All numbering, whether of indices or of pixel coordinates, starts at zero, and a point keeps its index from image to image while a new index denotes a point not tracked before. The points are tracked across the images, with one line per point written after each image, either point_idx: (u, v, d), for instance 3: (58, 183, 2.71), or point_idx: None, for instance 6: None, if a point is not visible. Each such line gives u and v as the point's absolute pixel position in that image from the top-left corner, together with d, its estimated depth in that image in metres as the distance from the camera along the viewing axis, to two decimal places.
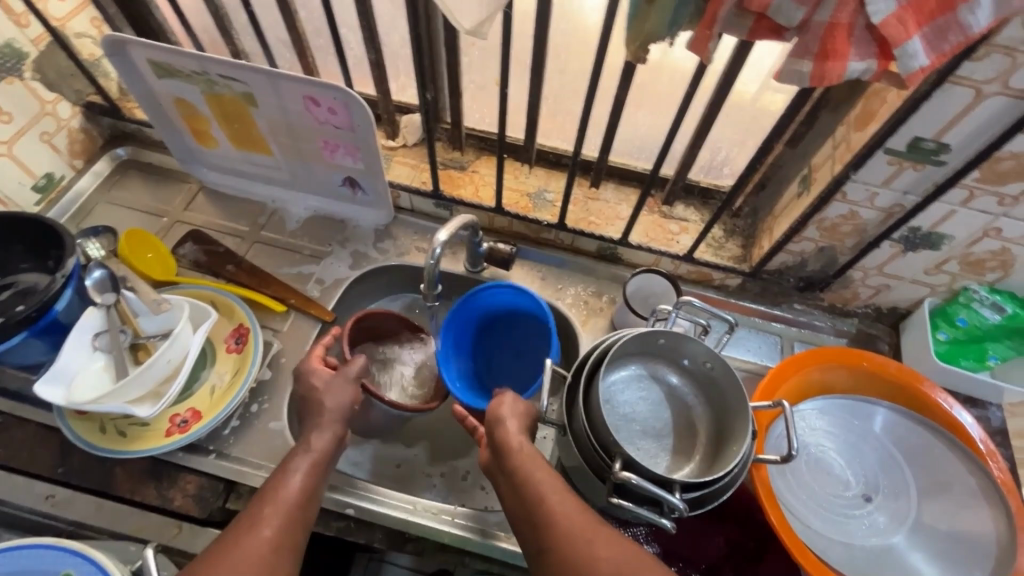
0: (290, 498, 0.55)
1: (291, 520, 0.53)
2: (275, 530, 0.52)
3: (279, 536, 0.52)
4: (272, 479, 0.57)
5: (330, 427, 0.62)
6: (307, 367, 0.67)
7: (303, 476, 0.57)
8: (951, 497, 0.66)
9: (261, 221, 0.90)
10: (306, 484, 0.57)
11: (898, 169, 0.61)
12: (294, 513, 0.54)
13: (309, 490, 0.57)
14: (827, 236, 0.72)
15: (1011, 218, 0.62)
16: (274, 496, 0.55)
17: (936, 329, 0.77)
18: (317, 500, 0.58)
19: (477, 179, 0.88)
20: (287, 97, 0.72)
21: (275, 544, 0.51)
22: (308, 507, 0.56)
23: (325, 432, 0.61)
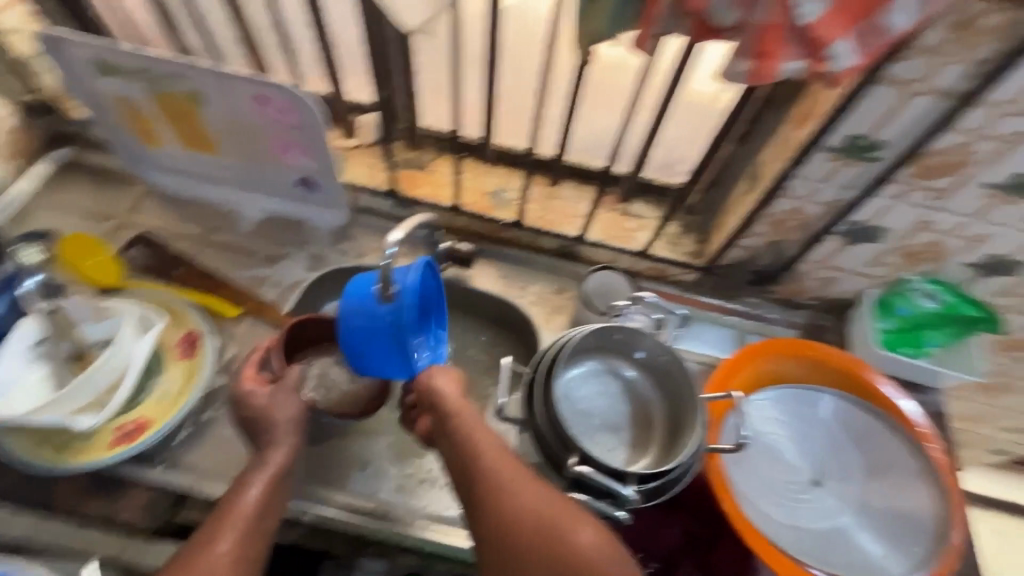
0: (248, 512, 0.55)
1: (249, 536, 0.54)
2: (232, 545, 0.53)
3: (238, 551, 0.53)
4: (229, 492, 0.57)
5: (285, 441, 0.61)
6: (243, 392, 0.63)
7: (261, 490, 0.57)
8: (893, 478, 0.70)
9: (214, 223, 0.88)
10: (263, 496, 0.57)
11: (837, 165, 0.63)
12: (253, 528, 0.55)
13: (269, 501, 0.58)
14: (775, 231, 0.75)
15: (943, 211, 0.66)
16: (230, 513, 0.55)
17: (880, 318, 0.80)
18: (275, 513, 0.58)
19: (435, 179, 0.88)
20: (234, 95, 0.71)
21: (234, 558, 0.52)
22: (266, 521, 0.57)
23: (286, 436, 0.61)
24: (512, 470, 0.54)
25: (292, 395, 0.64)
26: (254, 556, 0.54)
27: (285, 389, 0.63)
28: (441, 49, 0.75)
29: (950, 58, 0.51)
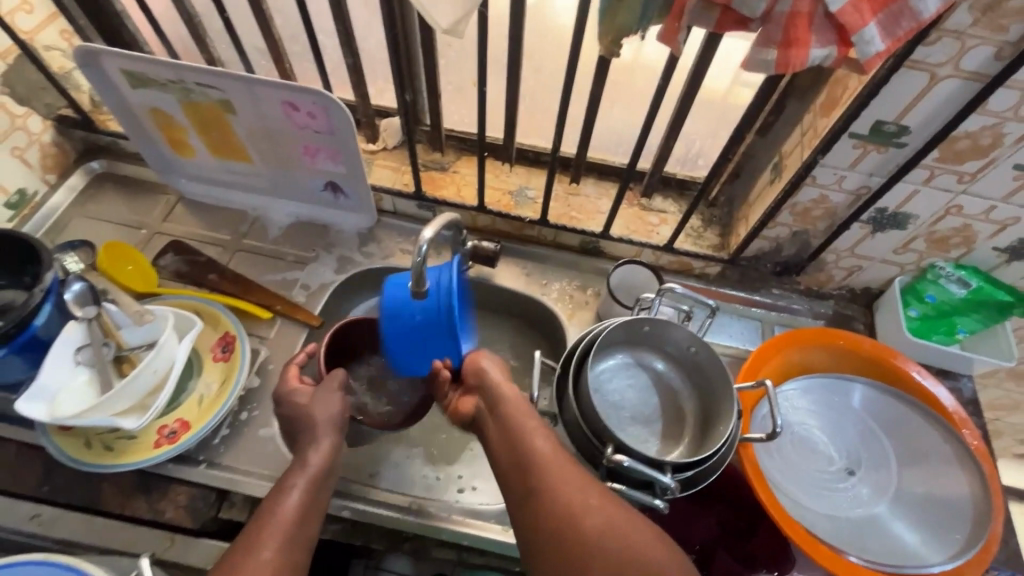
0: (289, 518, 0.57)
1: (290, 543, 0.55)
2: (274, 552, 0.54)
3: (279, 558, 0.54)
4: (270, 499, 0.59)
5: (325, 441, 0.64)
6: (286, 390, 0.68)
7: (300, 495, 0.59)
8: (928, 464, 0.69)
9: (243, 229, 0.90)
10: (303, 503, 0.59)
11: (863, 152, 0.63)
12: (294, 535, 0.56)
13: (309, 507, 0.59)
14: (800, 220, 0.75)
15: (972, 195, 0.65)
16: (271, 518, 0.56)
17: (907, 305, 0.80)
18: (316, 516, 0.60)
19: (458, 180, 0.90)
20: (265, 102, 0.72)
21: (275, 565, 0.53)
22: (306, 527, 0.58)
23: (330, 432, 0.64)
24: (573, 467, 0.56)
25: (334, 394, 0.68)
26: (296, 562, 0.55)
27: (325, 389, 0.67)
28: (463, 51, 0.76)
29: (977, 41, 0.51)
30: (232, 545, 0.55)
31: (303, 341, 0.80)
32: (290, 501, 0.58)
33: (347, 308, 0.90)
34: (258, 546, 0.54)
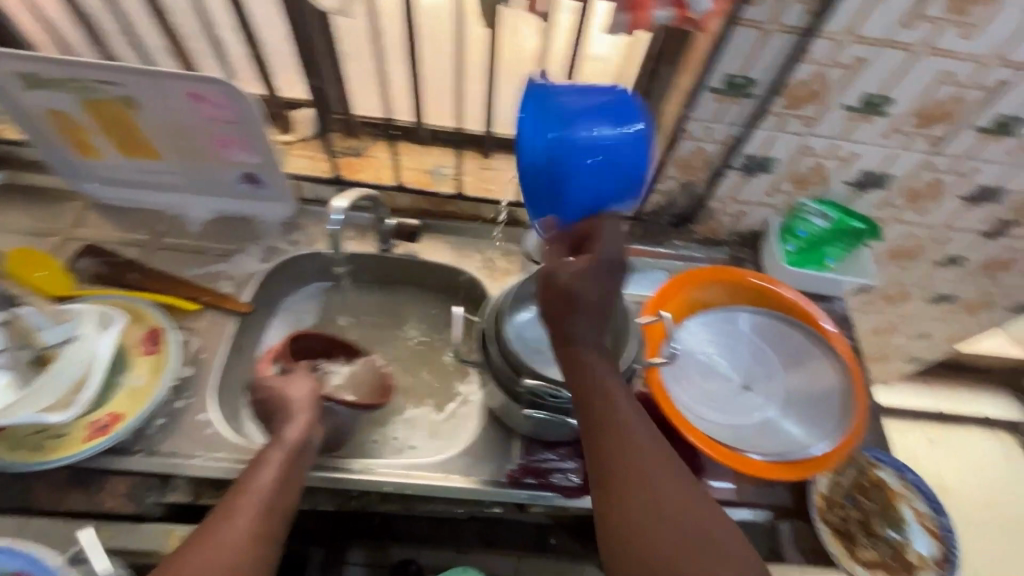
0: (268, 485, 0.57)
1: (271, 510, 0.56)
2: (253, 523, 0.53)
3: (257, 526, 0.53)
4: (247, 473, 0.59)
5: (300, 417, 0.65)
6: (260, 378, 0.71)
7: (278, 468, 0.59)
8: (808, 371, 0.79)
9: (162, 229, 0.90)
10: (280, 472, 0.59)
11: (723, 104, 0.73)
12: (272, 501, 0.56)
13: (285, 482, 0.59)
14: (684, 172, 0.84)
15: (817, 136, 0.77)
16: (247, 489, 0.56)
17: (784, 242, 0.91)
18: (295, 488, 0.60)
19: (374, 163, 0.94)
20: (170, 95, 0.74)
21: (251, 537, 0.52)
22: (281, 504, 0.57)
23: (312, 408, 0.67)
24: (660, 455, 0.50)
25: (306, 378, 0.71)
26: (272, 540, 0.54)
27: (299, 373, 0.70)
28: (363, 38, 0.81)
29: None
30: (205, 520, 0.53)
31: (233, 329, 0.82)
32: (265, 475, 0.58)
33: (279, 297, 0.92)
34: (236, 512, 0.54)
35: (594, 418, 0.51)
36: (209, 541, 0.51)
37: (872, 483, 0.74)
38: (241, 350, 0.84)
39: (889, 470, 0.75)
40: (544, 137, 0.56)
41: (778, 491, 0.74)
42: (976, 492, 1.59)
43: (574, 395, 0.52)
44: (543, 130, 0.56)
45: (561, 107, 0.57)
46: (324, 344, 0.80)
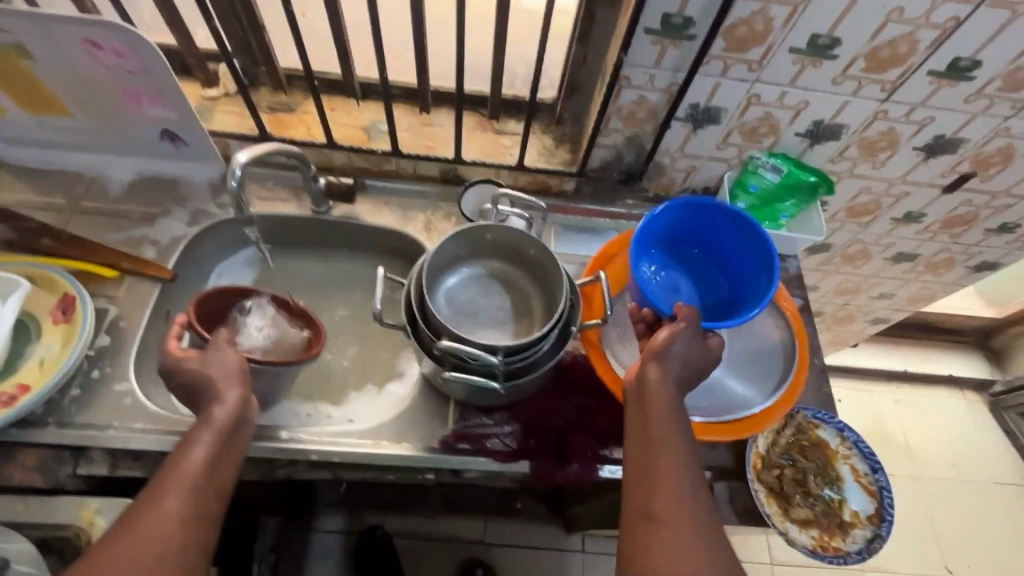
0: (195, 469, 0.53)
1: (198, 493, 0.53)
2: (179, 506, 0.51)
3: (185, 509, 0.51)
4: (177, 451, 0.55)
5: (229, 395, 0.58)
6: (170, 362, 0.60)
7: (208, 448, 0.55)
8: (751, 329, 0.78)
9: (80, 191, 0.84)
10: (213, 451, 0.55)
11: (662, 48, 0.68)
12: (199, 484, 0.53)
13: (220, 461, 0.56)
14: (629, 124, 0.80)
15: (764, 83, 0.72)
16: (175, 472, 0.53)
17: (736, 199, 0.87)
18: (229, 464, 0.57)
19: (307, 119, 0.88)
20: (63, 43, 0.68)
21: (178, 521, 0.51)
22: (215, 488, 0.55)
23: (236, 385, 0.59)
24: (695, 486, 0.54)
25: (228, 348, 0.61)
26: (203, 527, 0.52)
27: (215, 347, 0.60)
28: None
29: None
30: (138, 496, 0.52)
31: (156, 296, 0.78)
32: (196, 455, 0.54)
33: (209, 261, 0.88)
34: (162, 497, 0.51)
35: (645, 452, 0.55)
36: (135, 530, 0.49)
37: (811, 443, 0.75)
38: (167, 317, 0.80)
39: (831, 429, 0.75)
40: (658, 233, 0.75)
41: (719, 452, 0.72)
42: (939, 450, 1.61)
43: (645, 423, 0.56)
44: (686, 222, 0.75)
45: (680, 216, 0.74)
46: (229, 299, 0.72)
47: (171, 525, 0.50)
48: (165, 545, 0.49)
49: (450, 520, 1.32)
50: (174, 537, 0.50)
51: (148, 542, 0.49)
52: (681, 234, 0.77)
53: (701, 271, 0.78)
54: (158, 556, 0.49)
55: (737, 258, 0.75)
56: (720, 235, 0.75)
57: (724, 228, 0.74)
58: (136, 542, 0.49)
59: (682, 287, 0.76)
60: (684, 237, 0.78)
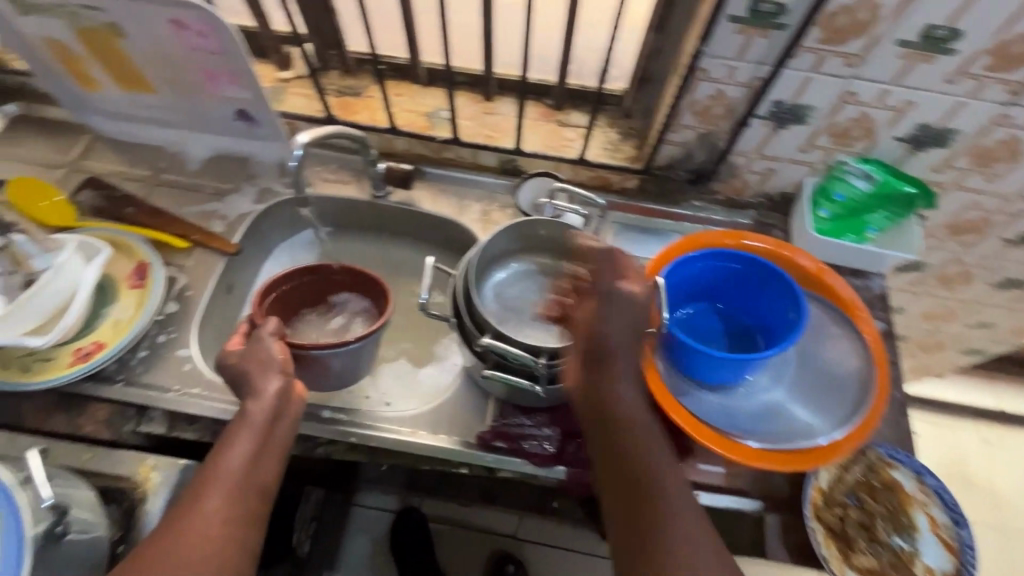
0: (236, 470, 0.55)
1: (238, 493, 0.54)
2: (222, 502, 0.53)
3: (227, 508, 0.53)
4: (214, 453, 0.57)
5: (265, 378, 0.60)
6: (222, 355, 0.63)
7: (248, 448, 0.57)
8: (822, 350, 0.71)
9: (162, 165, 0.90)
10: (253, 449, 0.57)
11: (747, 38, 0.62)
12: (240, 484, 0.55)
13: (259, 455, 0.57)
14: (703, 121, 0.74)
15: (863, 79, 0.65)
16: (217, 470, 0.55)
17: (817, 206, 0.80)
18: (270, 462, 0.58)
19: (372, 103, 0.89)
20: (152, 23, 0.71)
21: (224, 518, 0.52)
22: (257, 481, 0.56)
23: (273, 373, 0.61)
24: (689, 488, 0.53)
25: (270, 339, 0.63)
26: (249, 517, 0.54)
27: (257, 337, 0.63)
28: None
29: None
30: (181, 498, 0.54)
31: (221, 269, 0.82)
32: (233, 454, 0.56)
33: (272, 238, 0.91)
34: (205, 498, 0.53)
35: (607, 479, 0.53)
36: (181, 529, 0.51)
37: (882, 484, 0.67)
38: (230, 290, 0.84)
39: (906, 471, 0.66)
40: (693, 281, 0.72)
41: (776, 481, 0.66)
42: None
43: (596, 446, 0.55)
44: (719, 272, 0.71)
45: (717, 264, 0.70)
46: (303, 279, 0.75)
47: (215, 525, 0.52)
48: (212, 545, 0.51)
49: (484, 510, 1.32)
50: (219, 536, 0.52)
51: (195, 539, 0.51)
52: (717, 289, 0.73)
53: (743, 312, 0.73)
54: (210, 550, 0.51)
55: (776, 315, 0.68)
56: (754, 305, 0.71)
57: (758, 297, 0.71)
58: (182, 540, 0.50)
59: (714, 322, 0.74)
60: (717, 293, 0.74)
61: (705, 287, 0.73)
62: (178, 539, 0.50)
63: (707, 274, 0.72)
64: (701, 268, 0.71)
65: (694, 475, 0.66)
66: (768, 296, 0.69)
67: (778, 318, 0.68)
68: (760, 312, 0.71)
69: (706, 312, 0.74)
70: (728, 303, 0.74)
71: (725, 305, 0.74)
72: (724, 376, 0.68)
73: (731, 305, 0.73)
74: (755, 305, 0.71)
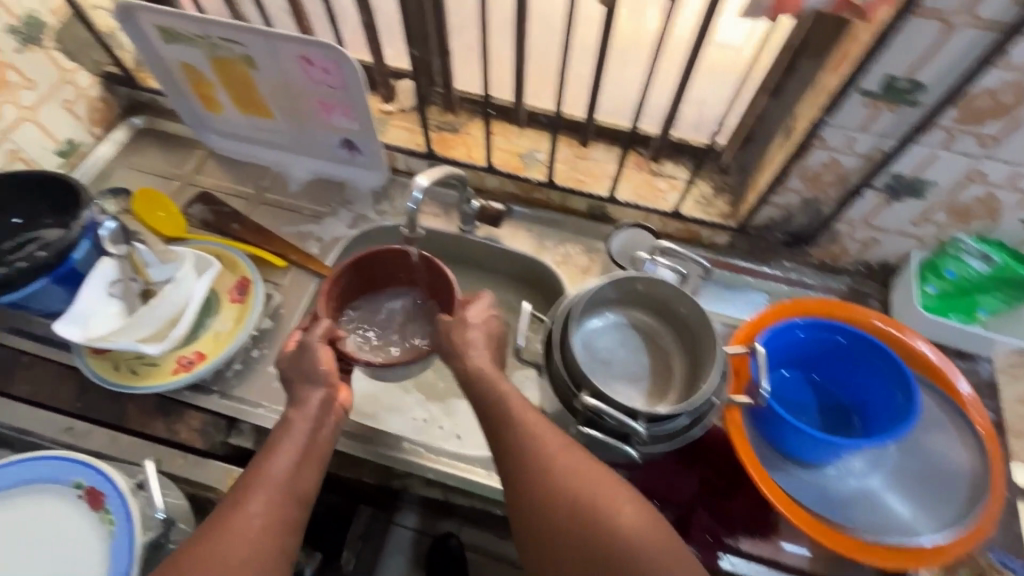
0: (279, 476, 0.56)
1: (278, 498, 0.55)
2: (264, 508, 0.54)
3: (267, 512, 0.54)
4: (260, 457, 0.58)
5: (322, 385, 0.63)
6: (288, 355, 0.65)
7: (291, 455, 0.58)
8: (930, 440, 0.66)
9: (266, 184, 0.95)
10: (296, 456, 0.58)
11: (874, 111, 0.61)
12: (282, 490, 0.56)
13: (303, 463, 0.58)
14: (810, 186, 0.73)
15: (995, 160, 0.62)
16: (263, 476, 0.56)
17: (924, 281, 0.76)
18: (312, 470, 0.59)
19: (469, 141, 0.91)
20: (283, 57, 0.76)
21: (263, 524, 0.53)
22: (300, 488, 0.57)
23: (318, 385, 0.62)
24: (536, 459, 0.56)
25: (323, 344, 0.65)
26: (288, 523, 0.55)
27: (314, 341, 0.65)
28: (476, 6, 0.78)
29: None
30: (220, 503, 0.55)
31: (313, 290, 0.85)
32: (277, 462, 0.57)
33: None
34: (247, 500, 0.54)
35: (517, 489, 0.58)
36: (224, 531, 0.52)
37: None
38: None
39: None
40: (790, 350, 0.70)
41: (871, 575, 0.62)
42: None
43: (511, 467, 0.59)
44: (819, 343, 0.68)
45: (818, 336, 0.68)
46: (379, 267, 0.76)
47: (255, 526, 0.53)
48: (247, 545, 0.52)
49: None
50: (259, 536, 0.52)
51: (234, 541, 0.52)
52: (815, 359, 0.70)
53: (839, 385, 0.69)
54: (249, 553, 0.51)
55: (881, 396, 0.65)
56: (854, 381, 0.68)
57: (858, 373, 0.67)
58: (222, 541, 0.51)
59: (809, 391, 0.71)
60: (814, 363, 0.70)
61: (801, 355, 0.70)
62: (219, 540, 0.51)
63: (807, 344, 0.69)
64: (799, 337, 0.68)
65: (778, 555, 0.64)
66: (871, 374, 0.65)
67: (882, 400, 0.64)
68: (860, 389, 0.67)
69: (800, 381, 0.71)
70: (824, 375, 0.70)
71: (822, 378, 0.70)
72: (813, 453, 0.64)
73: (828, 377, 0.70)
74: (855, 382, 0.68)
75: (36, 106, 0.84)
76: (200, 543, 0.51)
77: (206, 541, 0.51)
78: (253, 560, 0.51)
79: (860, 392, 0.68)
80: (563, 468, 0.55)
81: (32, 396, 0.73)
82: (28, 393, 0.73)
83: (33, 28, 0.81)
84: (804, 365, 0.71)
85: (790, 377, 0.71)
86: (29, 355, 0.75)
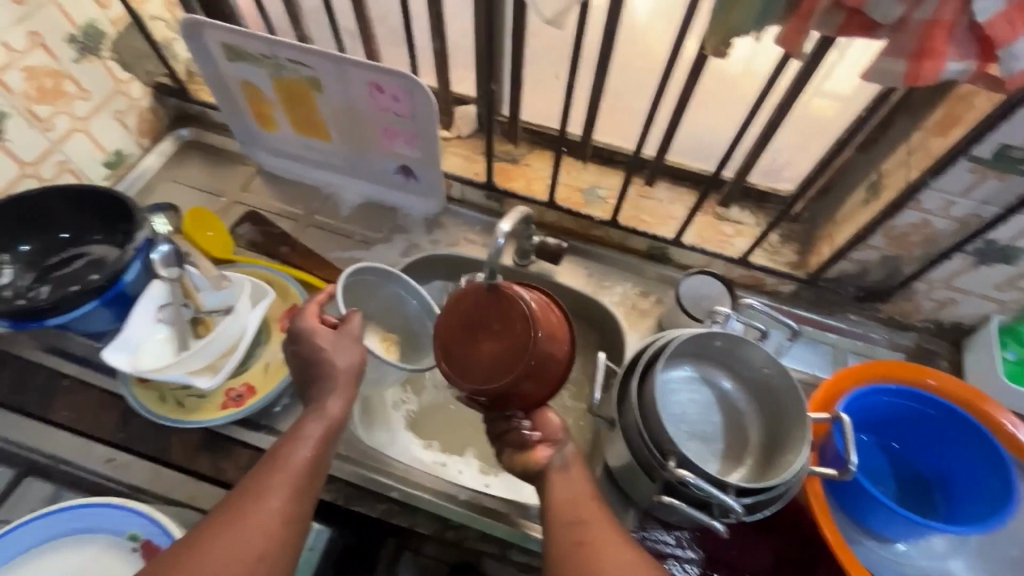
0: (300, 467, 0.52)
1: (300, 494, 0.51)
2: (283, 502, 0.50)
3: (289, 510, 0.49)
4: (279, 447, 0.54)
5: (344, 392, 0.58)
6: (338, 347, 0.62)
7: (313, 447, 0.54)
8: (1015, 522, 0.64)
9: (315, 206, 0.92)
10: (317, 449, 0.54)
11: (980, 177, 0.59)
12: (303, 483, 0.52)
13: (321, 460, 0.54)
14: (894, 245, 0.70)
15: None
16: (282, 465, 0.52)
17: (1004, 346, 0.74)
18: (326, 468, 0.55)
19: (529, 173, 0.88)
20: (351, 83, 0.74)
21: (282, 518, 0.49)
22: (317, 478, 0.53)
23: (341, 396, 0.58)
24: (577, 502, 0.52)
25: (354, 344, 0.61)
26: (305, 518, 0.51)
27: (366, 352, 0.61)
28: (563, 39, 0.77)
29: None
30: (235, 491, 0.50)
31: None
32: (300, 453, 0.53)
33: None
34: (267, 493, 0.49)
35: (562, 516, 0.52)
36: (241, 524, 0.47)
37: None
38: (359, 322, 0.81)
39: None
40: (870, 415, 0.67)
41: None
42: None
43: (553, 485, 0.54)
44: (903, 410, 0.66)
45: (899, 404, 0.65)
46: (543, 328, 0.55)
47: (272, 523, 0.48)
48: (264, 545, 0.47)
49: None
50: (277, 534, 0.48)
51: (250, 538, 0.47)
52: (894, 426, 0.67)
53: (915, 458, 0.67)
54: (258, 554, 0.47)
55: (967, 474, 0.62)
56: (935, 454, 0.65)
57: (943, 447, 0.64)
58: (240, 536, 0.47)
59: (884, 460, 0.68)
60: (893, 431, 0.68)
61: (880, 421, 0.68)
62: (232, 538, 0.47)
63: (888, 409, 0.66)
64: (880, 403, 0.66)
65: None
66: (960, 450, 0.63)
67: (970, 478, 0.62)
68: (944, 463, 0.65)
69: (876, 448, 0.68)
70: (904, 444, 0.68)
71: (902, 447, 0.68)
72: (897, 531, 0.60)
73: (906, 447, 0.68)
74: (938, 455, 0.65)
75: (87, 117, 0.81)
76: (209, 539, 0.46)
77: (218, 535, 0.47)
78: (267, 556, 0.47)
79: (942, 465, 0.65)
80: (628, 566, 0.48)
81: (72, 423, 0.70)
82: (69, 419, 0.70)
83: (92, 38, 0.79)
84: (881, 430, 0.68)
85: (869, 444, 0.68)
86: (70, 379, 0.72)
